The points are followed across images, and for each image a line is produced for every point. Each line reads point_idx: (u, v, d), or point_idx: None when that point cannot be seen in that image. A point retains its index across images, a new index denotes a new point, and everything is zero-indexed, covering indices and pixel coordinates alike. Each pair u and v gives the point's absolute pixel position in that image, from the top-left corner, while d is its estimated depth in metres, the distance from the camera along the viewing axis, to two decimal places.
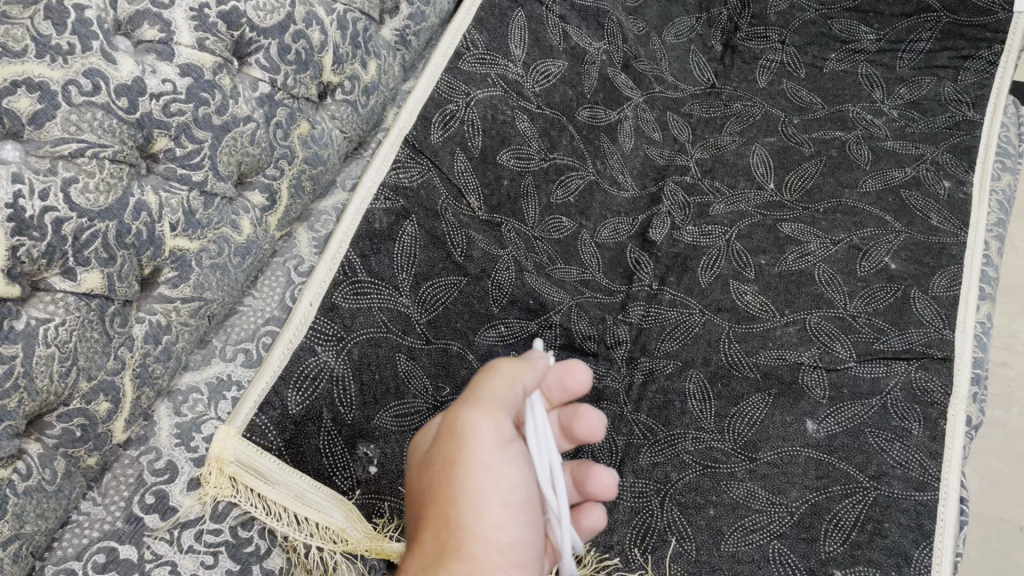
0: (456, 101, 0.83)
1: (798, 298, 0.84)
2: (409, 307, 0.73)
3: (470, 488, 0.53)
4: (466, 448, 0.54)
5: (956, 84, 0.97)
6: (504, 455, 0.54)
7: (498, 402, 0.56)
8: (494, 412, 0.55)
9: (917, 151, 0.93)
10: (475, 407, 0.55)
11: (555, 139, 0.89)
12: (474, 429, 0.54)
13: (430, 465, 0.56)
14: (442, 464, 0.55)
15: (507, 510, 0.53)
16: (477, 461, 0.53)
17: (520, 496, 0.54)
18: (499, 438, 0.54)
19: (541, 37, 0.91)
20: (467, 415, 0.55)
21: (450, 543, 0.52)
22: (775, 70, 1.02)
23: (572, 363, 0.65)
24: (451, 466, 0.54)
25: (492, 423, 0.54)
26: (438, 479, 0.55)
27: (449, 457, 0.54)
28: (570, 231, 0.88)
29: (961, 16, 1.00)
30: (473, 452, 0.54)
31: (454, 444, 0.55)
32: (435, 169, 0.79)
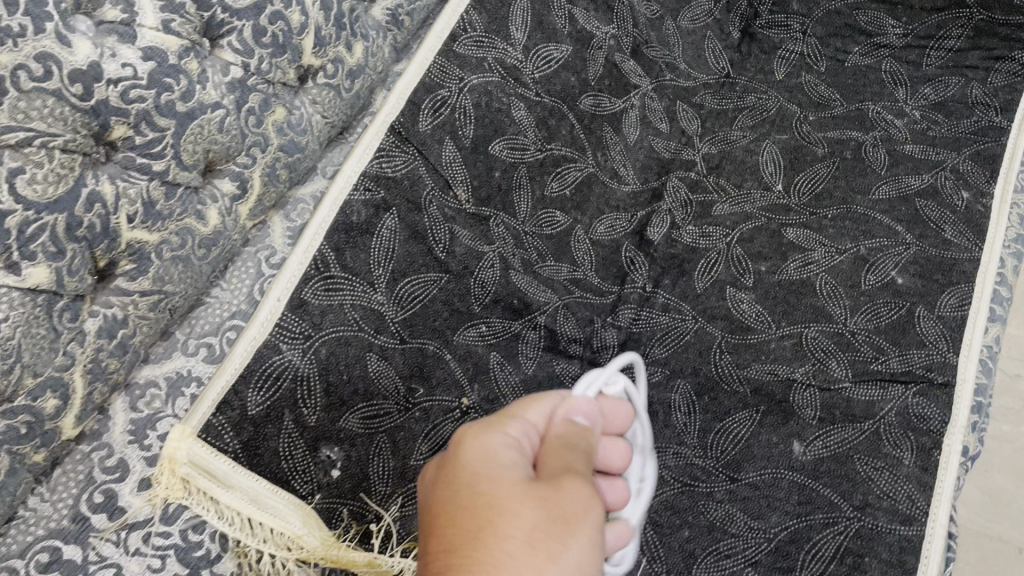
0: (448, 87, 0.79)
1: (798, 310, 0.80)
2: (384, 306, 0.70)
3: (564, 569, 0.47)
4: (570, 520, 0.49)
5: (985, 86, 0.91)
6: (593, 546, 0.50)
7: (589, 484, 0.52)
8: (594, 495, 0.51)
9: (937, 157, 0.88)
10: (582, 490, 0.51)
11: (553, 129, 0.86)
12: (579, 504, 0.50)
13: (503, 514, 0.48)
14: (524, 521, 0.48)
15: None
16: (578, 541, 0.48)
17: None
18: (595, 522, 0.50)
19: (546, 18, 0.86)
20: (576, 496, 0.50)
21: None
22: (795, 61, 0.97)
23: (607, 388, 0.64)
24: (549, 536, 0.48)
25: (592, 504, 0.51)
26: (527, 541, 0.47)
27: (544, 513, 0.48)
28: (565, 227, 0.85)
29: (996, 14, 0.93)
30: (573, 528, 0.49)
31: (557, 516, 0.49)
32: (421, 158, 0.76)
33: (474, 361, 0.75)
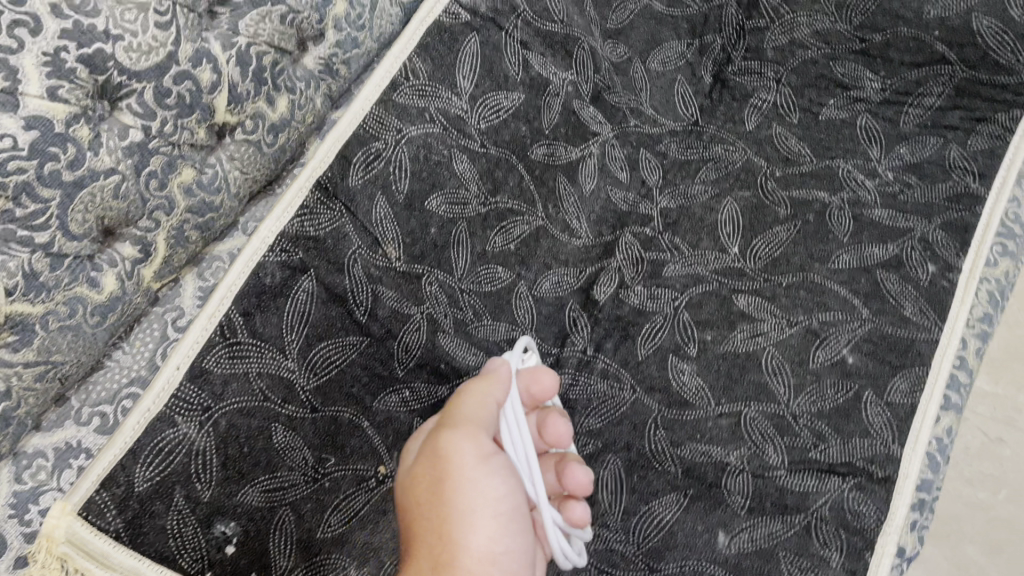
0: (384, 138, 0.76)
1: (740, 387, 0.76)
2: (295, 373, 0.68)
3: (461, 502, 0.65)
4: (451, 468, 0.65)
5: (964, 149, 0.85)
6: (484, 471, 0.65)
7: (473, 423, 0.66)
8: (472, 434, 0.66)
9: (905, 224, 0.83)
10: (457, 431, 0.67)
11: (499, 181, 0.83)
12: (458, 450, 0.66)
13: (418, 483, 0.67)
14: (428, 487, 0.66)
15: (493, 521, 0.65)
16: (466, 474, 0.65)
17: (504, 504, 0.66)
18: (481, 453, 0.66)
19: (496, 65, 0.83)
20: (450, 440, 0.66)
21: (445, 558, 0.64)
22: (767, 111, 0.92)
23: (538, 372, 0.72)
24: (438, 483, 0.65)
25: (470, 443, 0.66)
26: (429, 497, 0.66)
27: (435, 478, 0.65)
28: (506, 283, 0.81)
29: (980, 73, 0.86)
30: (458, 469, 0.65)
31: (438, 466, 0.66)
32: (348, 215, 0.73)
33: (393, 428, 0.73)
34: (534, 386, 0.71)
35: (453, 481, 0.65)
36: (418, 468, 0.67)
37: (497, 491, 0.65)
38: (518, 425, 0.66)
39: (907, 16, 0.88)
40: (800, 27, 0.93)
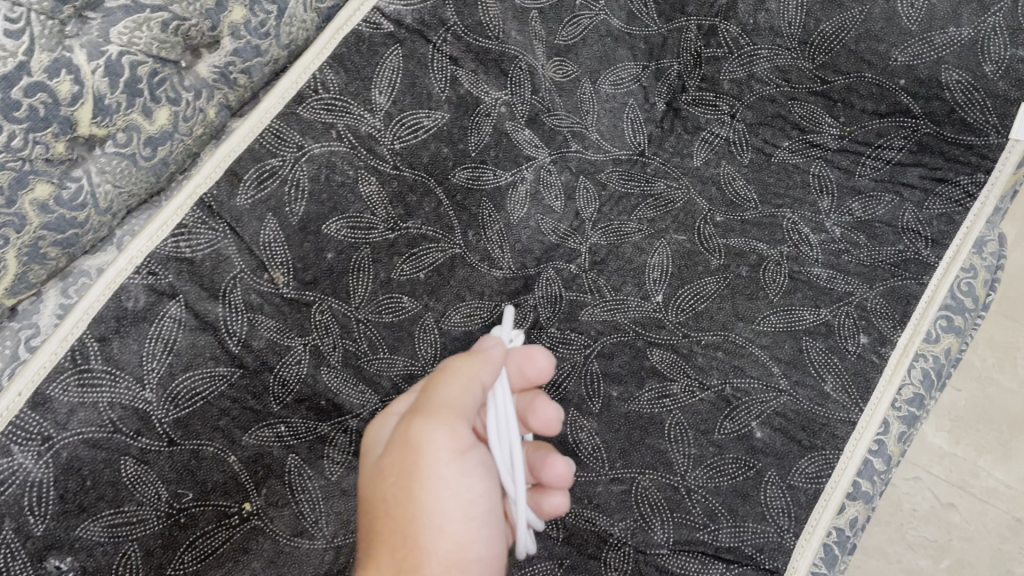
0: (282, 155, 0.71)
1: (638, 451, 0.72)
2: (152, 405, 0.64)
3: (429, 504, 0.56)
4: (421, 462, 0.56)
5: (919, 211, 0.79)
6: (459, 468, 0.57)
7: (452, 410, 0.58)
8: (449, 422, 0.57)
9: (844, 288, 0.77)
10: (432, 419, 0.57)
11: (412, 206, 0.78)
12: (431, 441, 0.57)
13: (388, 475, 0.58)
14: (396, 479, 0.58)
15: (465, 526, 0.57)
16: (439, 469, 0.56)
17: (480, 505, 0.58)
18: (457, 446, 0.57)
19: (419, 81, 0.77)
20: (422, 427, 0.57)
21: (410, 564, 0.55)
22: (717, 147, 0.86)
23: (533, 351, 0.66)
24: (406, 476, 0.57)
25: (447, 434, 0.57)
26: (395, 490, 0.57)
27: (403, 471, 0.57)
28: (410, 313, 0.77)
29: (946, 130, 0.77)
30: (429, 463, 0.56)
31: (408, 456, 0.57)
32: (232, 237, 0.69)
33: (265, 464, 0.69)
34: (526, 367, 0.66)
35: (423, 479, 0.56)
36: (388, 460, 0.59)
37: (471, 489, 0.57)
38: (509, 411, 0.60)
39: (873, 61, 0.78)
40: (760, 60, 0.83)
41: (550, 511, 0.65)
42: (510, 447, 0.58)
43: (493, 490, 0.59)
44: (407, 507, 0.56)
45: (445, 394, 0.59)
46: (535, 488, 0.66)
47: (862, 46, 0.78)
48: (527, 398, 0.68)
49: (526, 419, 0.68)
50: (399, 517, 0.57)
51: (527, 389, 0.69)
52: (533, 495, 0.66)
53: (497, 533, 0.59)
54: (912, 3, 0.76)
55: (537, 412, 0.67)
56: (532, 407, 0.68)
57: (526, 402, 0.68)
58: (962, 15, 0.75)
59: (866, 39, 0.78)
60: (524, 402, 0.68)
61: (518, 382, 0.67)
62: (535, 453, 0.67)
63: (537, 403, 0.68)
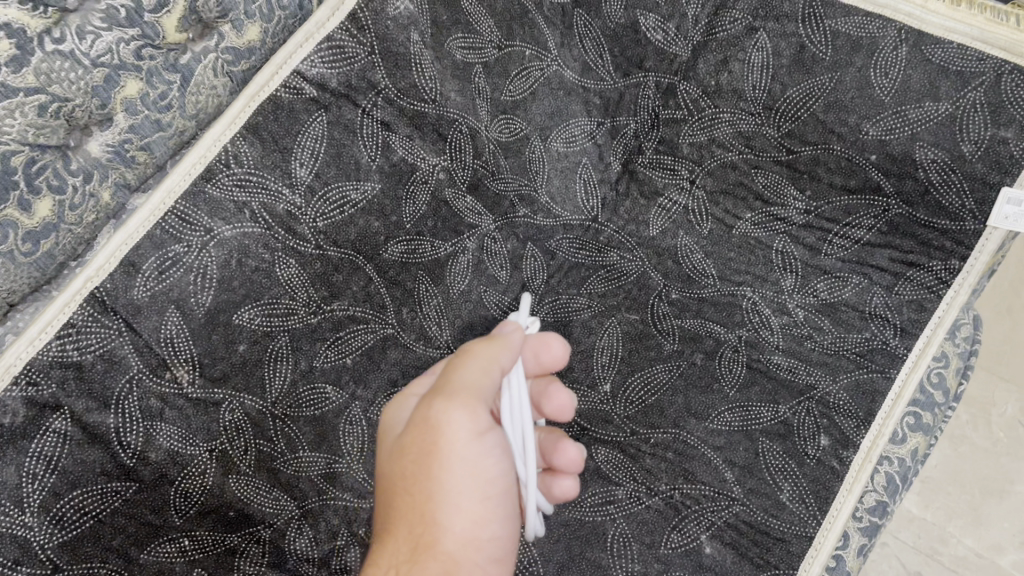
0: (186, 240, 0.64)
1: (577, 565, 0.67)
2: (33, 530, 0.58)
3: (446, 482, 0.54)
4: (442, 442, 0.54)
5: (888, 296, 0.73)
6: (478, 450, 0.55)
7: (472, 391, 0.56)
8: (470, 404, 0.55)
9: (806, 380, 0.72)
10: (452, 399, 0.55)
11: (338, 286, 0.71)
12: (450, 422, 0.55)
13: (404, 454, 0.56)
14: (413, 457, 0.55)
15: (481, 505, 0.55)
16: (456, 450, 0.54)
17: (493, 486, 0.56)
18: (477, 428, 0.55)
19: (347, 150, 0.70)
20: (441, 407, 0.55)
21: (425, 541, 0.54)
22: (675, 216, 0.80)
23: (549, 338, 0.65)
24: (425, 455, 0.55)
25: (466, 415, 0.55)
26: (413, 468, 0.55)
27: (421, 449, 0.55)
28: (333, 403, 0.71)
29: (919, 212, 0.71)
30: (447, 444, 0.55)
31: (426, 436, 0.55)
32: (128, 334, 0.62)
33: None
34: (542, 353, 0.65)
35: (443, 458, 0.54)
36: (405, 437, 0.56)
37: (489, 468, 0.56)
38: (524, 393, 0.58)
39: (843, 133, 0.72)
40: (722, 125, 0.77)
41: (561, 492, 0.65)
42: (523, 427, 0.57)
43: (508, 471, 0.57)
44: (425, 486, 0.55)
45: (464, 376, 0.57)
46: (547, 472, 0.66)
47: (831, 116, 0.72)
48: (543, 382, 0.68)
49: (540, 404, 0.68)
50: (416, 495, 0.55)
51: (542, 375, 0.69)
52: (544, 479, 0.66)
53: (508, 512, 0.58)
54: (885, 72, 0.70)
55: (550, 397, 0.66)
56: (546, 392, 0.67)
57: (541, 387, 0.67)
58: (939, 89, 0.68)
59: (836, 109, 0.72)
60: (539, 387, 0.68)
61: (534, 368, 0.66)
62: (548, 438, 0.67)
63: (552, 388, 0.67)
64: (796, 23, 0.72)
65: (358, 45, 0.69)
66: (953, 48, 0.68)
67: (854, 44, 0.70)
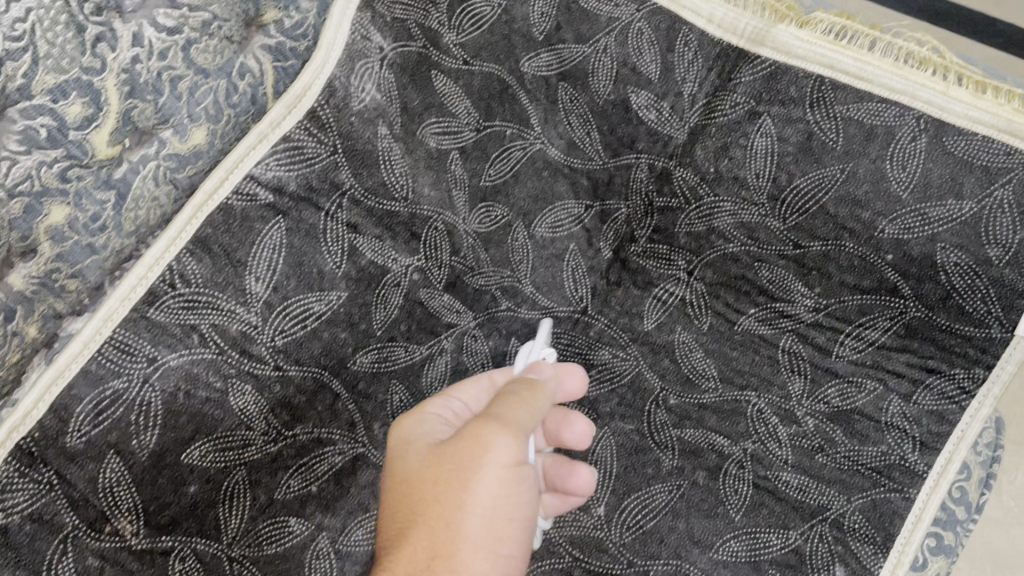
0: (126, 374, 0.57)
1: None
2: None
3: (477, 498, 0.48)
4: (483, 460, 0.49)
5: (906, 405, 0.66)
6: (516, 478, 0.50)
7: (518, 424, 0.52)
8: (519, 436, 0.50)
9: (817, 500, 0.66)
10: (502, 425, 0.50)
11: (300, 408, 0.64)
12: (496, 444, 0.49)
13: (438, 464, 0.50)
14: (449, 466, 0.49)
15: (500, 534, 0.49)
16: (495, 473, 0.49)
17: (517, 520, 0.50)
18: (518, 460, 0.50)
19: (309, 259, 0.63)
20: (491, 427, 0.50)
21: (444, 555, 0.47)
22: (672, 308, 0.73)
23: (574, 368, 0.67)
24: (461, 470, 0.49)
25: (513, 444, 0.50)
26: (442, 479, 0.49)
27: (460, 463, 0.49)
28: (303, 538, 0.63)
29: (939, 316, 0.65)
30: (489, 465, 0.49)
31: (466, 452, 0.49)
32: (61, 487, 0.55)
33: None
34: (565, 382, 0.66)
35: (483, 481, 0.48)
36: (443, 449, 0.50)
37: (523, 499, 0.50)
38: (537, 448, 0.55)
39: (856, 229, 0.66)
40: (722, 214, 0.70)
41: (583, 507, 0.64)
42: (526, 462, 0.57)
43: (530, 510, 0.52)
44: (454, 495, 0.48)
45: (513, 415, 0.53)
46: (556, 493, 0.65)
47: (843, 210, 0.66)
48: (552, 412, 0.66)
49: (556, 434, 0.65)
50: (443, 501, 0.48)
51: (555, 405, 0.66)
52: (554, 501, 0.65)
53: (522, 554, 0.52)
54: (903, 165, 0.64)
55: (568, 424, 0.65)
56: (558, 419, 0.65)
57: (561, 416, 0.65)
58: (963, 185, 0.62)
59: (849, 202, 0.65)
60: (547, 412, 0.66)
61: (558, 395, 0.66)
62: (555, 462, 0.65)
63: (569, 417, 0.65)
64: (803, 108, 0.66)
65: (319, 144, 0.63)
66: (977, 139, 0.62)
67: (867, 133, 0.64)
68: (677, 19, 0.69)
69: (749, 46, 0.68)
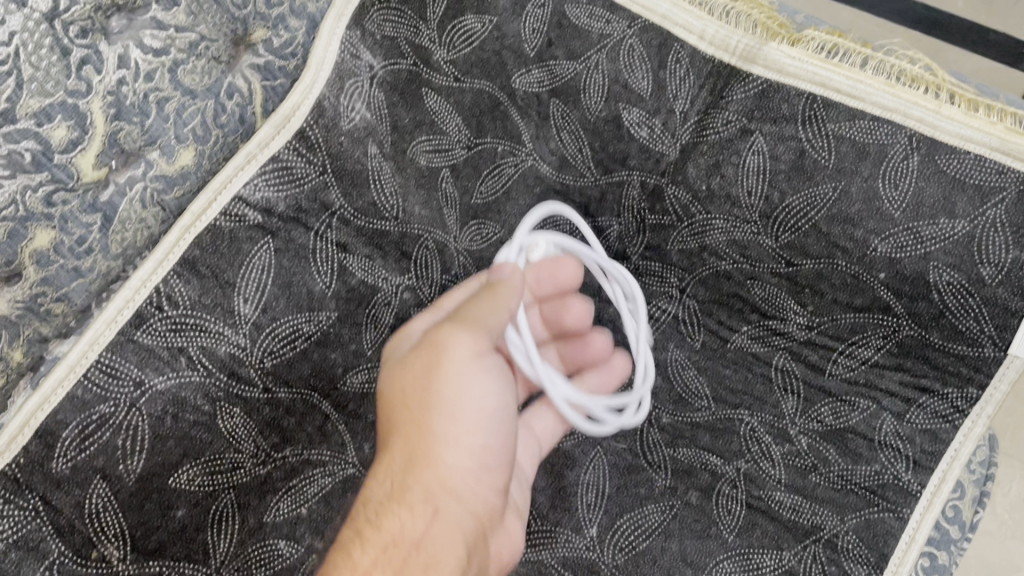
0: (113, 398, 0.57)
1: None
2: None
3: (445, 397, 0.47)
4: (441, 360, 0.47)
5: (900, 424, 0.66)
6: (481, 371, 0.48)
7: (478, 318, 0.49)
8: (475, 330, 0.48)
9: (811, 520, 0.65)
10: (458, 323, 0.48)
11: (290, 429, 0.63)
12: (452, 344, 0.47)
13: (401, 376, 0.49)
14: (410, 374, 0.48)
15: (481, 423, 0.48)
16: (454, 372, 0.47)
17: (496, 404, 0.49)
18: (479, 351, 0.48)
19: (298, 279, 0.63)
20: (448, 329, 0.48)
21: (419, 462, 0.46)
22: (664, 326, 0.73)
23: (561, 258, 0.64)
24: (422, 372, 0.48)
25: (469, 340, 0.48)
26: (406, 390, 0.48)
27: (420, 368, 0.48)
28: (289, 562, 0.61)
29: (932, 334, 0.65)
30: (447, 366, 0.47)
31: (425, 357, 0.48)
32: (47, 513, 0.55)
33: None
34: (555, 273, 0.64)
35: (443, 375, 0.47)
36: (409, 354, 0.49)
37: (492, 390, 0.49)
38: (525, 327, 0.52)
39: (848, 247, 0.65)
40: (714, 232, 0.70)
41: (617, 383, 0.68)
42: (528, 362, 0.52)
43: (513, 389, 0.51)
44: (416, 400, 0.47)
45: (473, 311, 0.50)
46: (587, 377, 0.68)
47: (835, 229, 0.65)
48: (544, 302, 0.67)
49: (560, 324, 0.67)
50: (408, 409, 0.48)
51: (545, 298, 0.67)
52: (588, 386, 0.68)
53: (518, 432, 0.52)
54: (895, 184, 0.63)
55: (566, 311, 0.67)
56: (560, 314, 0.67)
57: (558, 304, 0.67)
58: (955, 204, 0.62)
59: (841, 221, 0.65)
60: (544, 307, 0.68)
61: (548, 287, 0.66)
62: (573, 348, 0.68)
63: (567, 302, 0.67)
64: (795, 125, 0.65)
65: (308, 164, 0.63)
66: (969, 157, 0.62)
67: (860, 151, 0.64)
68: (669, 36, 0.68)
69: (741, 64, 0.67)
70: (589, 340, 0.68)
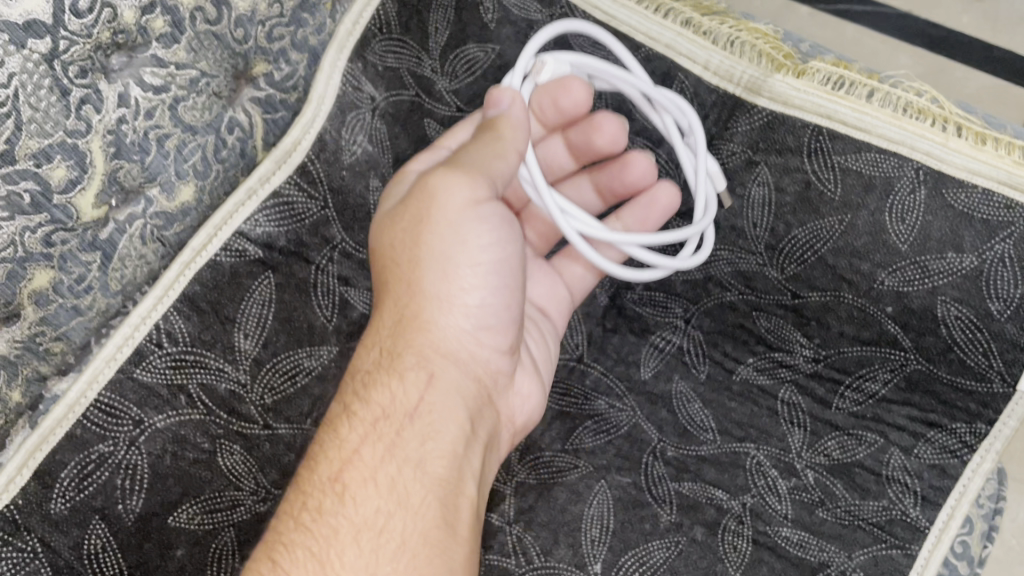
0: (111, 436, 0.56)
1: None
2: None
3: (437, 249, 0.52)
4: (434, 209, 0.51)
5: (908, 459, 0.65)
6: (473, 220, 0.51)
7: (473, 159, 0.51)
8: (469, 173, 0.50)
9: (817, 557, 0.64)
10: (451, 169, 0.51)
11: (289, 465, 0.60)
12: (446, 190, 0.51)
13: (395, 225, 0.53)
14: (405, 224, 0.53)
15: (474, 274, 0.53)
16: (444, 220, 0.51)
17: (490, 254, 0.53)
18: (472, 198, 0.51)
19: (298, 314, 0.62)
20: (440, 175, 0.51)
21: (413, 317, 0.53)
22: (669, 357, 0.72)
23: (568, 81, 0.60)
24: (415, 223, 0.52)
25: (463, 186, 0.51)
26: (399, 243, 0.53)
27: (413, 218, 0.52)
28: None
29: (940, 368, 0.64)
30: (441, 212, 0.51)
31: (419, 205, 0.52)
32: (45, 555, 0.54)
33: None
34: (562, 97, 0.61)
35: (435, 227, 0.52)
36: (405, 200, 0.54)
37: (478, 242, 0.52)
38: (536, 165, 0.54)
39: (854, 280, 0.65)
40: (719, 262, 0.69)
41: (658, 214, 0.66)
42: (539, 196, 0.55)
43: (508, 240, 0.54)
44: (408, 257, 0.52)
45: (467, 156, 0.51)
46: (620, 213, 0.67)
47: (841, 262, 0.65)
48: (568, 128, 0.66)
49: (591, 141, 0.66)
50: (403, 267, 0.53)
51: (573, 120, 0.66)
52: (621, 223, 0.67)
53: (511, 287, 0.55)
54: (902, 218, 0.63)
55: (596, 129, 0.65)
56: (587, 133, 0.65)
57: (585, 125, 0.65)
58: (963, 238, 0.61)
59: (846, 254, 0.65)
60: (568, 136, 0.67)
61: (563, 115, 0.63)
62: (607, 173, 0.67)
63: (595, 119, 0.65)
64: (801, 157, 0.65)
65: (309, 199, 0.63)
66: (978, 192, 0.61)
67: (866, 183, 0.63)
68: (673, 65, 0.68)
69: (745, 95, 0.66)
70: (630, 160, 0.66)
